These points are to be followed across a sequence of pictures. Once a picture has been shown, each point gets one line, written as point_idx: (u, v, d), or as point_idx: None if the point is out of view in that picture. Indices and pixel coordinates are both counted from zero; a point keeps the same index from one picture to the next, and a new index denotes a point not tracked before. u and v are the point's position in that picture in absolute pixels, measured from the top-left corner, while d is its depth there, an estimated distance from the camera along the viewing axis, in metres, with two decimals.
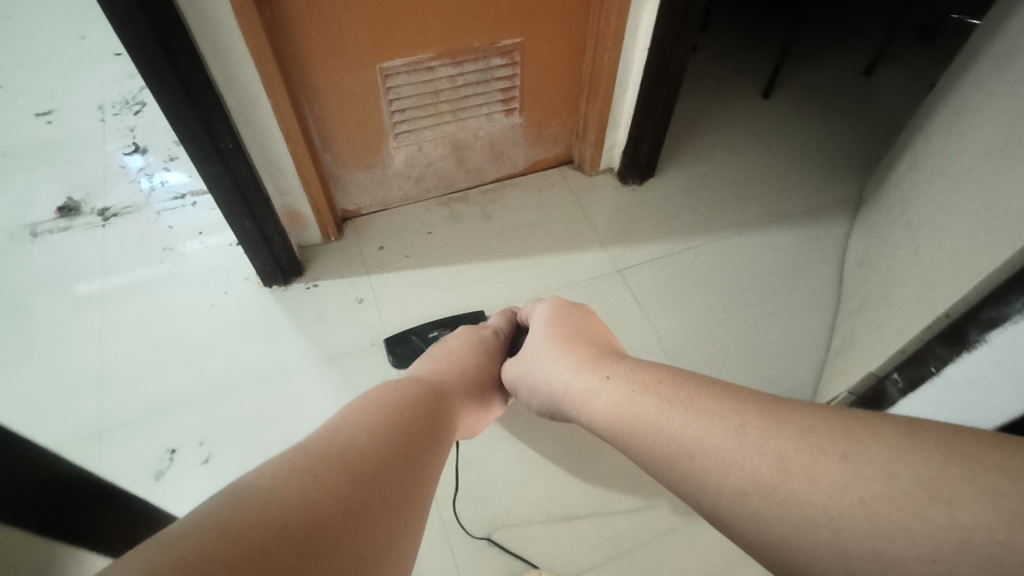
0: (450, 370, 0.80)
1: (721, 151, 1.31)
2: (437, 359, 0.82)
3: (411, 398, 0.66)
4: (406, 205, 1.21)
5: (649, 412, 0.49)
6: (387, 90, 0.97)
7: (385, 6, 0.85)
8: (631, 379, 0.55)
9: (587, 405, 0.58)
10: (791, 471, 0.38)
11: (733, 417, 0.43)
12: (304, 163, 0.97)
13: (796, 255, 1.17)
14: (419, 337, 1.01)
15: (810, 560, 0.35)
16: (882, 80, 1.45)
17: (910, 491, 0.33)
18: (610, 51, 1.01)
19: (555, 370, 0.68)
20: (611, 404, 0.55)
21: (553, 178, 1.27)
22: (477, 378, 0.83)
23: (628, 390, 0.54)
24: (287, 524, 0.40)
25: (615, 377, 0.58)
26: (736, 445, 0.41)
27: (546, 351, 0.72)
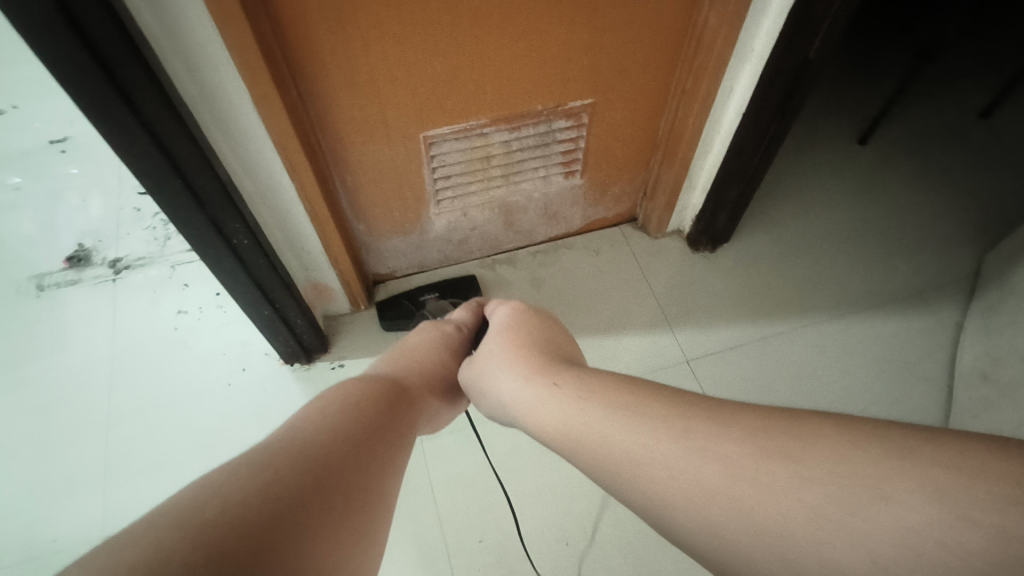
0: (411, 362, 0.61)
1: (810, 212, 1.13)
2: (393, 353, 0.64)
3: (364, 388, 0.50)
4: (445, 268, 1.08)
5: (599, 432, 0.35)
6: (431, 158, 0.83)
7: (436, 75, 0.71)
8: (584, 385, 0.40)
9: (536, 417, 0.41)
10: (742, 473, 0.29)
11: (678, 419, 0.33)
12: (333, 242, 0.85)
13: (900, 350, 0.98)
14: (410, 300, 1.01)
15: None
16: (1006, 122, 1.22)
17: (851, 490, 0.26)
18: (697, 114, 0.85)
19: (502, 383, 0.49)
20: (556, 414, 0.39)
21: (613, 240, 1.11)
22: (442, 374, 0.64)
23: (577, 398, 0.39)
24: (221, 541, 0.29)
25: (571, 378, 0.42)
26: (684, 446, 0.31)
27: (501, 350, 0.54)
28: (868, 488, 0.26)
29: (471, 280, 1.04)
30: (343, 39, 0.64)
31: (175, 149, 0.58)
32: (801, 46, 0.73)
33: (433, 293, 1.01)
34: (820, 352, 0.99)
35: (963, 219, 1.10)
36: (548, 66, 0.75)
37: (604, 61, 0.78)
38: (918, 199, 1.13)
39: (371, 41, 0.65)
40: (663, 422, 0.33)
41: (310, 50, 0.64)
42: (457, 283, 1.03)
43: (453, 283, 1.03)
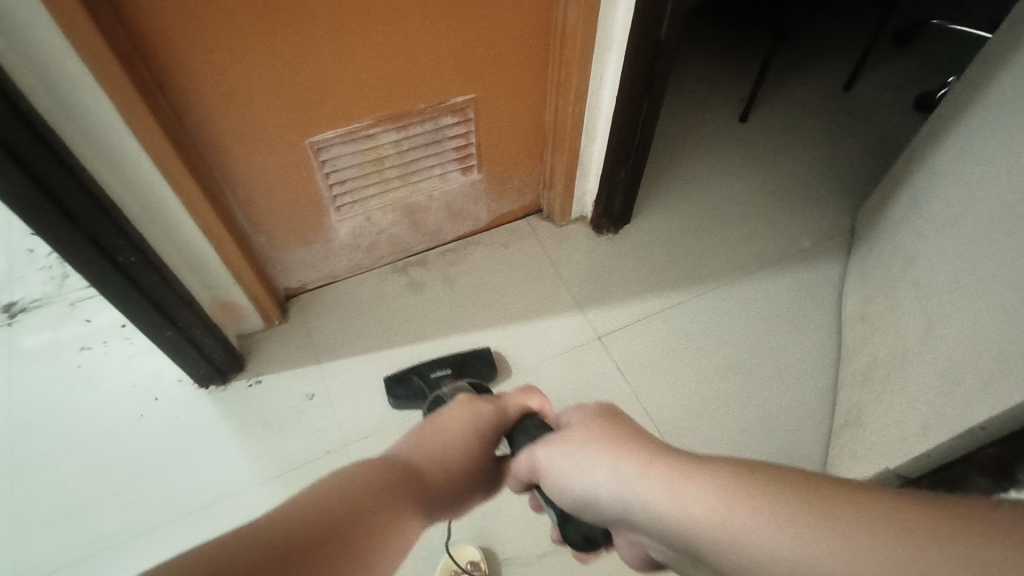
0: (435, 450, 0.53)
1: (700, 188, 1.20)
2: (422, 433, 0.54)
3: (380, 477, 0.46)
4: (358, 276, 1.08)
5: (680, 505, 0.38)
6: (323, 163, 0.85)
7: (311, 78, 0.73)
8: (704, 464, 0.39)
9: (656, 516, 0.40)
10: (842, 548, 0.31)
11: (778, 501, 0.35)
12: (231, 255, 0.85)
13: (790, 304, 1.06)
14: (421, 377, 0.94)
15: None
16: (866, 91, 1.34)
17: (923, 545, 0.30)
18: (574, 101, 0.90)
19: (593, 470, 0.46)
20: (657, 497, 0.40)
21: (520, 232, 1.15)
22: (488, 469, 0.56)
23: (668, 485, 0.40)
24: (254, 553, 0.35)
25: (694, 464, 0.40)
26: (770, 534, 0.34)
27: (605, 453, 0.45)
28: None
29: (485, 355, 0.97)
30: (207, 45, 0.65)
31: (41, 171, 0.58)
32: (652, 30, 0.79)
33: (445, 370, 0.95)
34: (720, 316, 1.05)
35: (837, 183, 1.20)
36: (421, 65, 0.79)
37: (476, 57, 0.82)
38: (795, 166, 1.23)
39: (237, 47, 0.67)
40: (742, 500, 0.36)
41: (176, 59, 0.65)
42: (472, 358, 0.97)
43: (467, 358, 0.97)
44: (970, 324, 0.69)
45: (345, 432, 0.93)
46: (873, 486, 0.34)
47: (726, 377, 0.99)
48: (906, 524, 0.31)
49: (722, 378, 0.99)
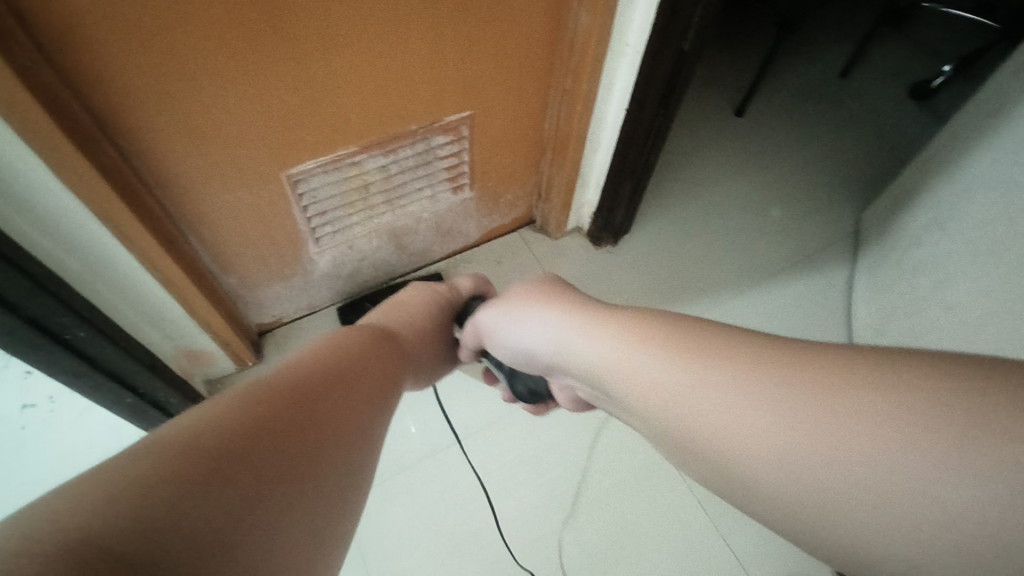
0: (404, 322, 0.58)
1: (700, 191, 1.14)
2: (387, 310, 0.59)
3: (361, 340, 0.47)
4: (337, 303, 0.98)
5: (598, 346, 0.40)
6: (300, 196, 0.73)
7: (287, 108, 0.62)
8: (639, 313, 0.39)
9: (579, 355, 0.42)
10: (720, 380, 0.31)
11: (677, 342, 0.34)
12: (200, 306, 0.74)
13: (799, 318, 1.02)
14: (374, 302, 0.96)
15: (679, 427, 0.32)
16: (862, 81, 1.28)
17: (812, 389, 0.27)
18: (581, 114, 0.81)
19: (535, 328, 0.48)
20: (583, 346, 0.41)
21: (513, 246, 1.06)
22: (441, 338, 0.62)
23: (595, 335, 0.41)
24: (259, 402, 0.33)
25: (630, 313, 0.40)
26: (655, 369, 0.34)
27: (552, 310, 0.47)
28: (864, 427, 0.25)
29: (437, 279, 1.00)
30: (160, 80, 0.53)
31: None
32: (675, 40, 0.70)
33: None
34: None
35: (838, 182, 1.15)
36: (414, 84, 0.68)
37: (474, 72, 0.71)
38: (795, 164, 1.17)
39: (197, 81, 0.55)
40: (647, 342, 0.36)
41: (122, 97, 0.53)
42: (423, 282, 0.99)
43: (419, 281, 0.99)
44: None
45: None
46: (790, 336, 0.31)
47: None
48: (828, 376, 0.27)
49: None
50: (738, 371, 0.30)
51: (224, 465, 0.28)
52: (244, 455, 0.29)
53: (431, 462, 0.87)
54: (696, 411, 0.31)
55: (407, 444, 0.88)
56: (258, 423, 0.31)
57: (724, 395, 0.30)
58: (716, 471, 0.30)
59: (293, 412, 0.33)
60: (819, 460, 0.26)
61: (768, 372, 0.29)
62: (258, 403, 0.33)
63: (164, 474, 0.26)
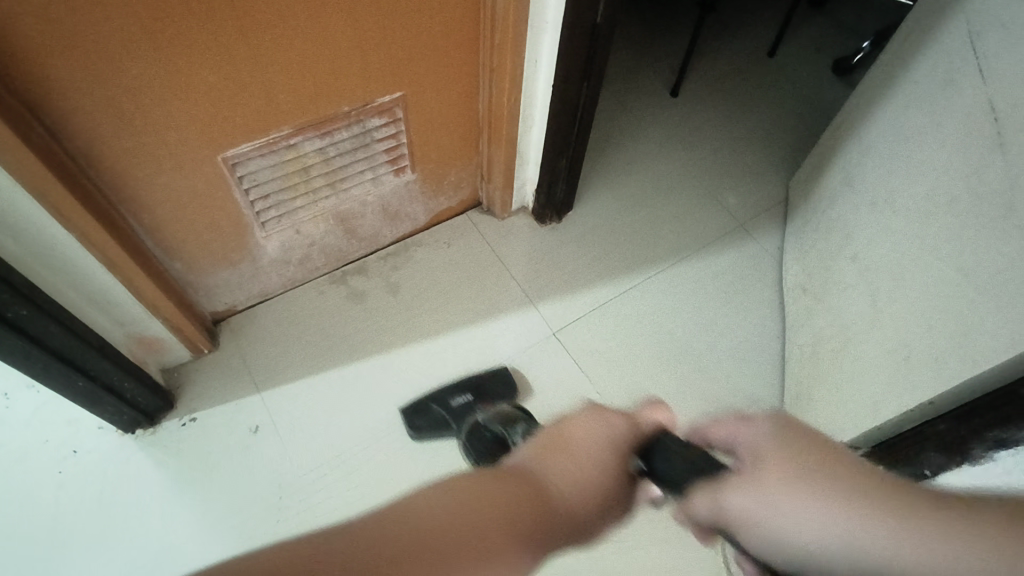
0: (565, 473, 0.41)
1: (639, 168, 1.19)
2: (542, 442, 0.43)
3: (503, 498, 0.37)
4: (290, 290, 1.01)
5: (856, 539, 0.36)
6: (239, 178, 0.76)
7: (216, 87, 0.65)
8: (849, 485, 0.38)
9: (836, 549, 0.37)
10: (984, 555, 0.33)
11: (928, 515, 0.36)
12: (145, 288, 0.76)
13: (735, 281, 1.07)
14: (441, 405, 0.89)
15: None
16: (788, 59, 1.35)
17: (993, 528, 0.34)
18: (509, 92, 0.85)
19: (725, 502, 0.40)
20: (828, 529, 0.37)
21: (461, 228, 1.10)
22: (627, 493, 0.44)
23: (835, 514, 0.37)
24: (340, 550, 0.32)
25: (834, 478, 0.38)
26: (927, 552, 0.35)
27: (792, 487, 0.38)
28: None
29: (505, 377, 0.92)
30: (83, 60, 0.56)
31: None
32: (587, 15, 0.75)
33: (467, 395, 0.89)
34: (671, 298, 1.05)
35: (768, 154, 1.22)
36: (341, 64, 0.72)
37: (400, 51, 0.75)
38: (728, 139, 1.23)
39: (122, 61, 0.57)
40: (892, 520, 0.36)
41: (51, 78, 0.56)
42: (491, 380, 0.92)
43: (487, 381, 0.91)
44: (910, 298, 0.71)
45: (294, 463, 0.87)
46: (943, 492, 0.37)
47: (685, 360, 0.99)
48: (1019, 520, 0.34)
49: (678, 362, 0.99)
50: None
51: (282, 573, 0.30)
52: None
53: (385, 435, 0.90)
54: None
55: (362, 419, 0.91)
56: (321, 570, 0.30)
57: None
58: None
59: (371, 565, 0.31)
60: None
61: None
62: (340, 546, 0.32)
63: None
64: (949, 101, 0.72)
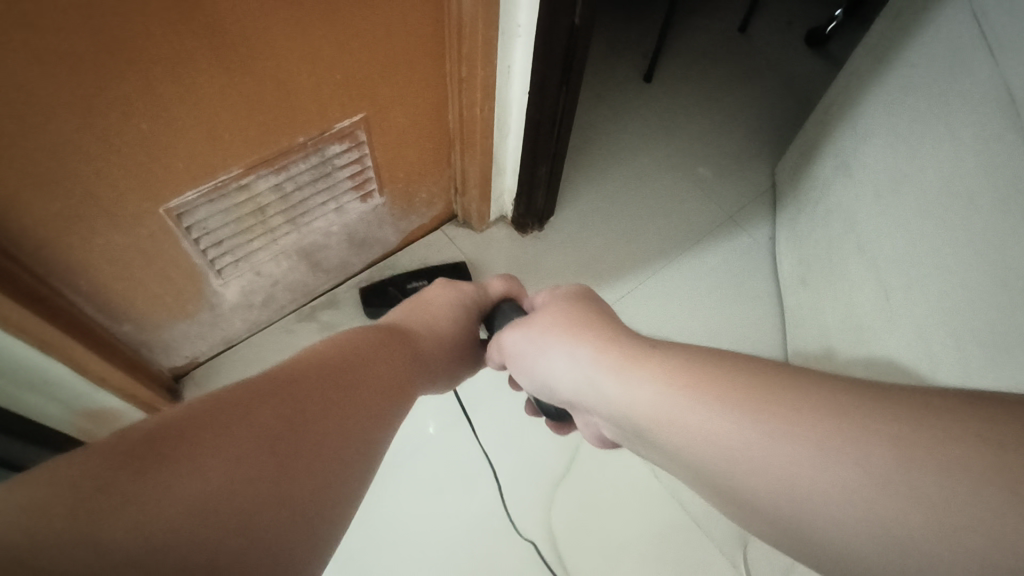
0: (427, 321, 0.61)
1: (617, 163, 1.13)
2: (411, 307, 0.64)
3: (372, 338, 0.52)
4: (257, 332, 0.92)
5: (632, 385, 0.42)
6: (187, 228, 0.67)
7: (146, 137, 0.55)
8: (658, 353, 0.43)
9: (606, 394, 0.45)
10: (798, 434, 0.32)
11: (711, 389, 0.37)
12: (90, 362, 0.67)
13: (729, 277, 1.03)
14: (397, 288, 0.94)
15: (757, 483, 0.33)
16: (760, 34, 1.29)
17: (864, 441, 0.30)
18: (482, 102, 0.77)
19: (557, 361, 0.51)
20: (614, 382, 0.44)
21: (436, 246, 1.02)
22: (469, 342, 0.65)
23: (644, 378, 0.42)
24: (222, 406, 0.37)
25: (647, 355, 0.43)
26: (711, 418, 0.36)
27: (654, 373, 0.41)
28: (909, 453, 0.29)
29: (459, 267, 0.97)
30: None
31: None
32: (565, 17, 0.68)
33: (421, 281, 0.94)
34: (665, 301, 1.00)
35: (749, 137, 1.17)
36: (293, 93, 0.63)
37: (359, 71, 0.66)
38: (707, 124, 1.18)
39: (24, 126, 0.47)
40: (694, 391, 0.38)
41: None
42: (445, 268, 0.96)
43: (442, 268, 0.96)
44: (930, 301, 0.67)
45: None
46: (813, 380, 0.34)
47: None
48: (855, 418, 0.31)
49: None
50: (780, 414, 0.33)
51: (147, 447, 0.33)
52: (181, 443, 0.34)
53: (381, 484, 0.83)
54: (755, 469, 0.33)
55: None
56: (214, 420, 0.36)
57: (777, 444, 0.33)
58: (786, 523, 0.32)
59: (260, 413, 0.38)
60: (874, 505, 0.28)
61: (804, 413, 0.33)
62: (226, 407, 0.38)
63: (95, 467, 0.31)
64: (954, 88, 0.67)
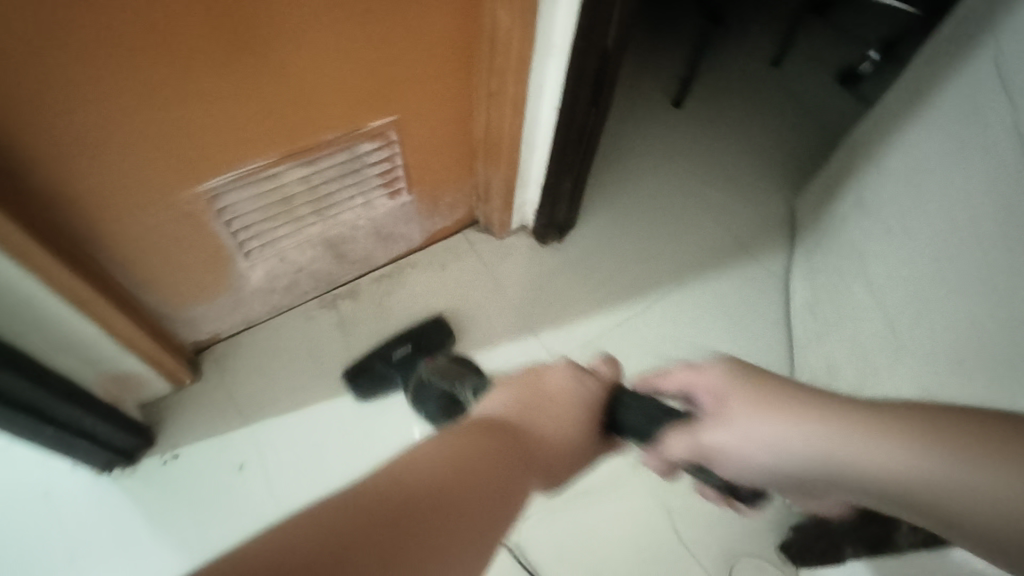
0: (539, 424, 0.43)
1: (639, 185, 1.15)
2: (524, 393, 0.45)
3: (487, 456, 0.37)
4: (277, 316, 0.96)
5: (788, 445, 0.43)
6: (221, 210, 0.71)
7: (188, 119, 0.59)
8: (793, 405, 0.44)
9: (769, 462, 0.44)
10: (941, 445, 0.36)
11: (855, 428, 0.40)
12: (119, 329, 0.71)
13: (740, 305, 1.04)
14: (382, 360, 0.90)
15: (926, 494, 0.36)
16: (792, 69, 1.31)
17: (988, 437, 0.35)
18: (511, 114, 0.81)
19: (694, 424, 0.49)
20: (766, 450, 0.44)
21: (457, 249, 1.05)
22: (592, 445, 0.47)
23: (791, 432, 0.43)
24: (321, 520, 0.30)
25: (781, 406, 0.44)
26: (862, 449, 0.39)
27: (790, 423, 0.43)
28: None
29: (441, 325, 0.95)
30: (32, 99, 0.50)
31: None
32: (598, 40, 0.71)
33: (406, 348, 0.91)
34: (674, 323, 1.02)
35: (774, 170, 1.18)
36: (332, 90, 0.67)
37: (396, 75, 0.70)
38: (732, 154, 1.19)
39: (79, 99, 0.52)
40: (838, 433, 0.41)
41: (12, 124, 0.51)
42: (427, 330, 0.94)
43: (423, 331, 0.94)
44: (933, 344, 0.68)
45: (282, 504, 0.83)
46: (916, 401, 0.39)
47: None
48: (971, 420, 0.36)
49: None
50: (879, 429, 0.39)
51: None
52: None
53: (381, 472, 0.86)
54: (920, 481, 0.37)
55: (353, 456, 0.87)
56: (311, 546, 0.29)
57: (925, 456, 0.37)
58: (952, 524, 0.36)
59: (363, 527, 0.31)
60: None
61: (893, 425, 0.39)
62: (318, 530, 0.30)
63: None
64: (974, 138, 0.68)
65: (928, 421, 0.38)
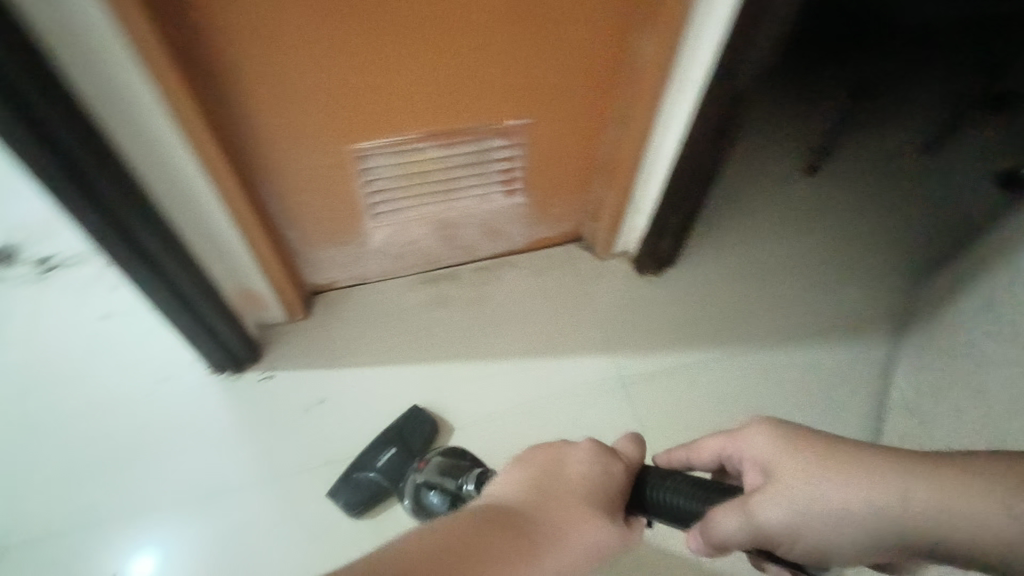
0: (563, 500, 0.50)
1: (751, 239, 1.14)
2: (544, 477, 0.53)
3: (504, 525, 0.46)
4: (384, 280, 1.06)
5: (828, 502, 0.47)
6: (364, 169, 0.82)
7: (358, 81, 0.70)
8: (814, 463, 0.49)
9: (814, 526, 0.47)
10: (970, 492, 0.42)
11: (890, 482, 0.45)
12: (259, 249, 0.83)
13: (830, 381, 1.00)
14: (366, 470, 0.86)
15: (971, 538, 0.42)
16: (945, 159, 1.24)
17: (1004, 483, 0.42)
18: (635, 138, 0.85)
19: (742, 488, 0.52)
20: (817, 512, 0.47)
21: (557, 260, 1.10)
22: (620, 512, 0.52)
23: (829, 485, 0.47)
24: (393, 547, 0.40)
25: (810, 465, 0.49)
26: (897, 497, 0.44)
27: (819, 475, 0.48)
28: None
29: (422, 416, 0.91)
30: (250, 35, 0.63)
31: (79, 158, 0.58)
32: (733, 80, 0.74)
33: (391, 451, 0.88)
34: (754, 381, 0.99)
35: (900, 255, 1.12)
36: (480, 82, 0.75)
37: (537, 80, 0.78)
38: (858, 231, 1.15)
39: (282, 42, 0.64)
40: (871, 486, 0.46)
41: (228, 53, 0.64)
42: (408, 425, 0.90)
43: (403, 426, 0.90)
44: None
45: (346, 443, 0.91)
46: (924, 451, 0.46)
47: None
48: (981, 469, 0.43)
49: None
50: (916, 482, 0.44)
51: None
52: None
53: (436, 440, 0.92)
54: (961, 523, 0.42)
55: None
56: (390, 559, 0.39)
57: (958, 500, 0.42)
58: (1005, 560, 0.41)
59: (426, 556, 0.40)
60: None
61: (915, 478, 0.44)
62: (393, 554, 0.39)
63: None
64: None
65: (943, 472, 0.44)
